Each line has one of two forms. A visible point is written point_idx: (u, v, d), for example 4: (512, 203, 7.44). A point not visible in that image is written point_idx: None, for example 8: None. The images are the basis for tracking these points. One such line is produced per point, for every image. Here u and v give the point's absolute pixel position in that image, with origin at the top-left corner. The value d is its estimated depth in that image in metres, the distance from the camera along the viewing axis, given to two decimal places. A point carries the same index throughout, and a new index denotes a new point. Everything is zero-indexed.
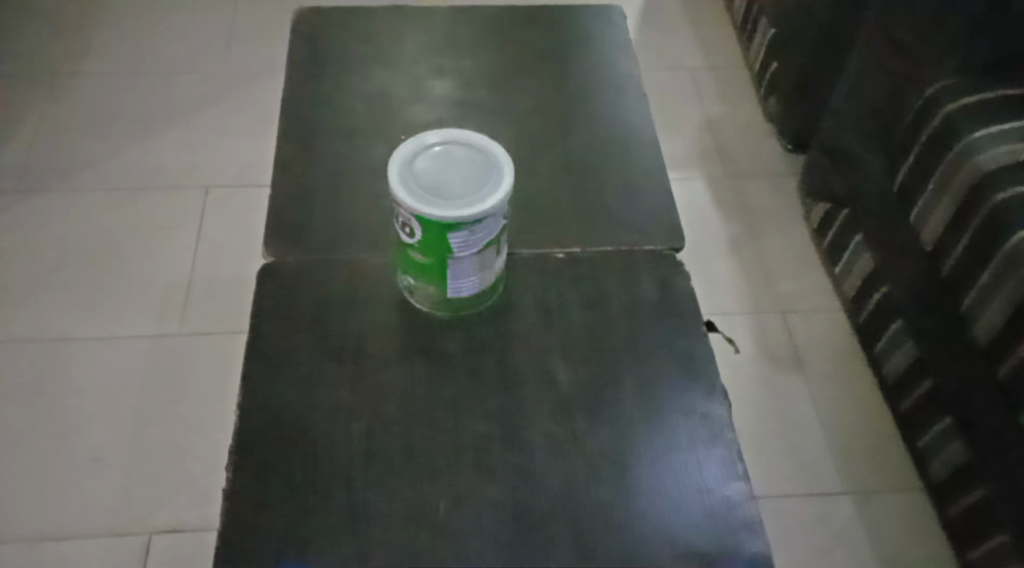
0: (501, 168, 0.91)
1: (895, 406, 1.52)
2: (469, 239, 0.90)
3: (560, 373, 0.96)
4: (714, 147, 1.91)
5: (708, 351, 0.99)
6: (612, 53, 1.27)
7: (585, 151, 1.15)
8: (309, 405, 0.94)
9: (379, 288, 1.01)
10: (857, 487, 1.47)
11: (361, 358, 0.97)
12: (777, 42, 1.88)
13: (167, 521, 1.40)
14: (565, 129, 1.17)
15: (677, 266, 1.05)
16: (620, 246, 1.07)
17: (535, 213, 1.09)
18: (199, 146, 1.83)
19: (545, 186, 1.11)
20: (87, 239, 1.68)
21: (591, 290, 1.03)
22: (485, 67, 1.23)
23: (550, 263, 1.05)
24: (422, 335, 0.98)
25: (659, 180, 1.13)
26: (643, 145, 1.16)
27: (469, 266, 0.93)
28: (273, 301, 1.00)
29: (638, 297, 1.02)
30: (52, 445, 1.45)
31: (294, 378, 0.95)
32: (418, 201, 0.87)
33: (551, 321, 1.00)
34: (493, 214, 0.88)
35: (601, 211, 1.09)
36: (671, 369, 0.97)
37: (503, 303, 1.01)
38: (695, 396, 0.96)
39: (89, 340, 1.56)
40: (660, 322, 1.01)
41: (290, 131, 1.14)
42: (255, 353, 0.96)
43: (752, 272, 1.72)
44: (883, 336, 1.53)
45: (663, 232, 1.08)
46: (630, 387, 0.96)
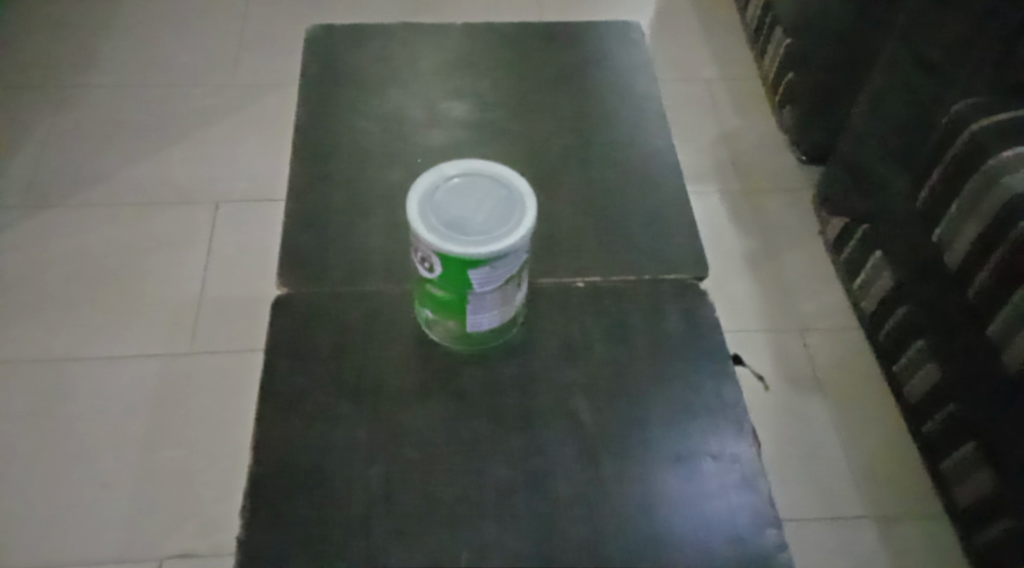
0: (523, 203, 0.88)
1: (916, 428, 1.49)
2: (491, 275, 0.87)
3: (583, 411, 0.94)
4: (731, 161, 1.88)
5: (737, 389, 0.96)
6: (632, 73, 1.24)
7: (606, 175, 1.12)
8: (323, 446, 0.91)
9: (396, 321, 0.99)
10: (879, 513, 1.45)
11: (377, 394, 0.94)
12: (795, 53, 1.84)
13: (179, 549, 1.38)
14: (585, 152, 1.15)
15: (701, 297, 1.03)
16: (642, 277, 1.04)
17: (555, 242, 1.06)
18: (208, 160, 1.81)
19: (564, 213, 1.09)
20: (96, 256, 1.66)
21: (614, 323, 1.00)
22: (503, 88, 1.21)
23: (571, 295, 1.02)
24: (439, 369, 0.95)
25: (681, 206, 1.10)
26: (666, 170, 1.13)
27: (490, 301, 0.90)
28: (288, 335, 0.97)
29: (662, 330, 1.00)
30: (61, 469, 1.43)
31: (308, 416, 0.92)
32: (438, 238, 0.85)
33: (574, 356, 0.97)
34: (515, 251, 0.86)
35: (624, 239, 1.07)
36: (699, 407, 0.95)
37: (522, 335, 0.98)
38: (725, 437, 0.93)
39: (99, 361, 1.54)
40: (684, 357, 0.98)
41: (303, 157, 1.12)
42: (267, 388, 0.94)
43: (770, 291, 1.69)
44: (904, 357, 1.50)
45: (687, 261, 1.05)
46: (655, 426, 0.93)
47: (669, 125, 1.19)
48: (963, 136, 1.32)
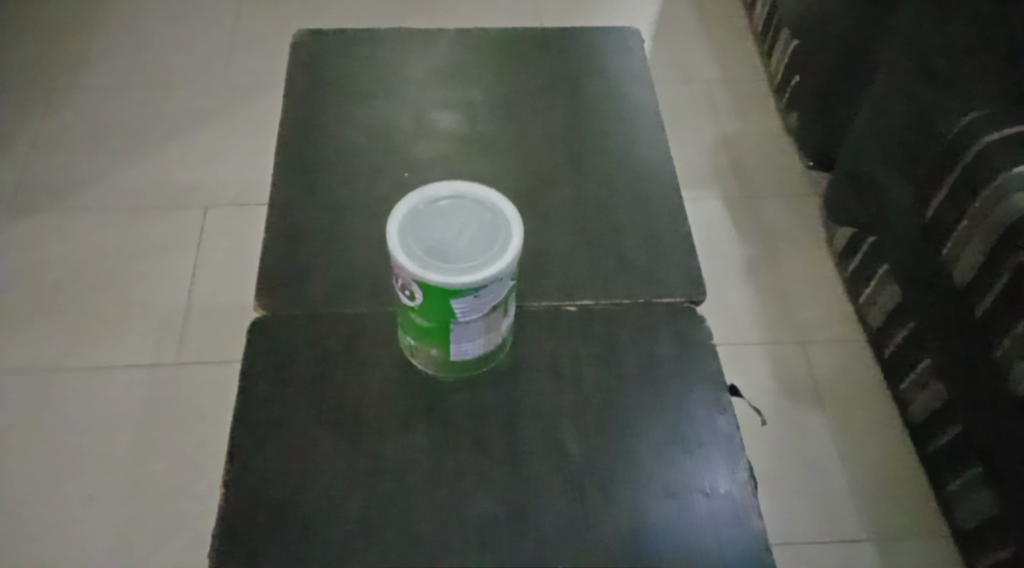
0: (508, 228, 0.84)
1: (921, 446, 1.45)
2: (475, 304, 0.83)
3: (571, 443, 0.90)
4: (732, 165, 1.84)
5: (731, 421, 0.92)
6: (629, 82, 1.20)
7: (600, 191, 1.08)
8: (299, 479, 0.87)
9: (378, 345, 0.95)
10: (880, 535, 1.41)
11: (357, 424, 0.90)
12: (800, 54, 1.79)
13: (162, 565, 1.34)
14: (578, 165, 1.10)
15: (697, 321, 0.99)
16: (635, 299, 1.00)
17: (546, 260, 1.02)
18: (198, 163, 1.77)
19: (555, 230, 1.05)
20: (83, 262, 1.63)
21: (605, 348, 0.96)
22: (494, 97, 1.17)
23: (561, 317, 0.98)
24: (422, 398, 0.92)
25: (678, 224, 1.06)
26: (662, 184, 1.09)
27: (474, 330, 0.86)
28: (266, 359, 0.94)
29: (656, 356, 0.96)
30: (44, 482, 1.40)
31: (284, 446, 0.89)
32: (419, 266, 0.81)
33: (563, 383, 0.93)
34: (499, 279, 0.82)
35: (617, 258, 1.03)
36: (692, 439, 0.91)
37: (509, 360, 0.95)
38: (719, 471, 0.89)
39: (83, 370, 1.51)
40: (676, 385, 0.94)
41: (286, 170, 1.08)
42: (243, 416, 0.90)
43: (771, 301, 1.64)
44: (911, 372, 1.46)
45: (683, 282, 1.01)
46: (646, 459, 0.89)
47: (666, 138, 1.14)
48: (972, 150, 1.28)
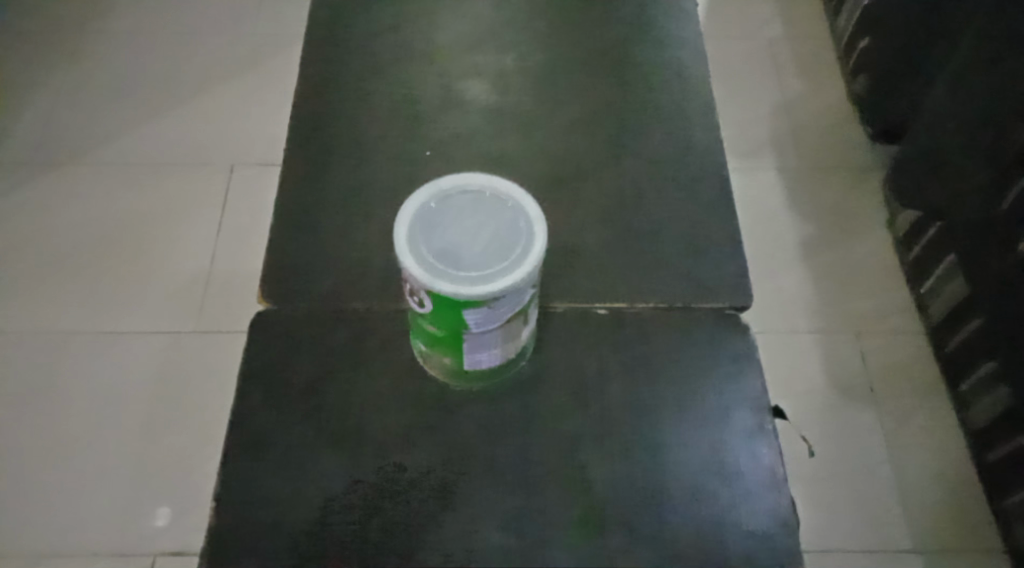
0: (530, 229, 0.75)
1: (980, 453, 1.35)
2: (490, 315, 0.75)
3: (594, 470, 0.82)
4: (791, 134, 1.70)
5: (775, 451, 0.84)
6: (680, 53, 1.08)
7: (640, 178, 0.98)
8: (294, 495, 0.81)
9: (387, 347, 0.87)
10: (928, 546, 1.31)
11: (361, 437, 0.83)
12: (870, 15, 1.64)
13: (174, 543, 1.30)
14: (617, 149, 1.00)
15: (741, 331, 0.89)
16: (673, 304, 0.91)
17: (575, 255, 0.93)
18: (224, 119, 1.70)
19: (587, 221, 0.95)
20: (103, 221, 1.57)
21: (636, 360, 0.87)
22: (528, 66, 1.06)
23: (590, 321, 0.89)
24: (432, 409, 0.84)
25: (724, 219, 0.96)
26: (709, 174, 0.99)
27: (489, 339, 0.78)
28: (265, 359, 0.87)
29: (692, 371, 0.87)
30: (57, 451, 1.36)
31: (280, 458, 0.82)
32: (429, 273, 0.73)
33: (586, 400, 0.85)
34: (518, 289, 0.73)
35: (653, 255, 0.93)
36: (730, 470, 0.83)
37: (530, 370, 0.86)
38: (758, 509, 0.81)
39: (100, 335, 1.46)
40: (713, 406, 0.85)
41: (297, 144, 0.99)
42: (237, 423, 0.84)
43: (825, 286, 1.52)
44: (973, 373, 1.36)
45: (728, 286, 0.92)
46: (677, 492, 0.82)
47: (717, 118, 1.03)
48: None
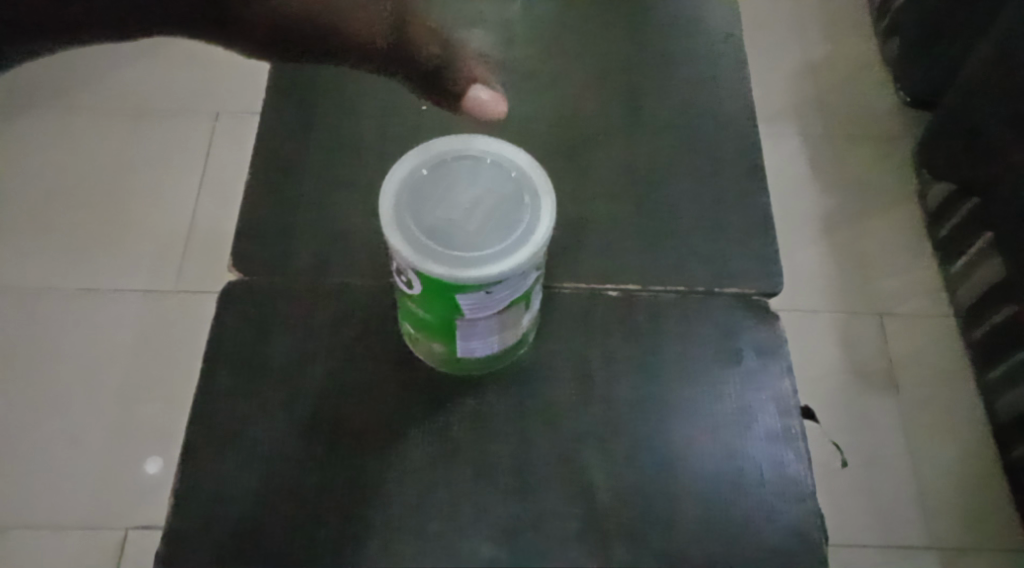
0: (536, 204, 0.68)
1: (1005, 450, 1.26)
2: (485, 301, 0.68)
3: (597, 479, 0.74)
4: (818, 95, 1.58)
5: (800, 460, 0.75)
6: (707, 5, 0.97)
7: (659, 144, 0.88)
8: (264, 497, 0.73)
9: (372, 332, 0.79)
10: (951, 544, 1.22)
11: (340, 431, 0.75)
12: None
13: (150, 517, 1.20)
14: (634, 110, 0.90)
15: (769, 318, 0.80)
16: (695, 289, 0.81)
17: (583, 230, 0.83)
18: (209, 60, 1.58)
19: (597, 192, 0.85)
20: (78, 170, 1.45)
21: (650, 350, 0.78)
22: (537, 15, 0.96)
23: (599, 304, 0.80)
24: (421, 400, 0.76)
25: (751, 191, 0.86)
26: (735, 140, 0.89)
27: (486, 327, 0.71)
28: (235, 341, 0.79)
29: (710, 366, 0.78)
30: (23, 417, 1.25)
31: (249, 454, 0.75)
32: (419, 254, 0.66)
33: (592, 397, 0.77)
34: (519, 273, 0.66)
35: (670, 233, 0.83)
36: (750, 480, 0.74)
37: (529, 358, 0.78)
38: (782, 525, 0.73)
39: (72, 292, 1.35)
40: (734, 407, 0.76)
41: (279, 96, 0.89)
42: (201, 413, 0.76)
43: (847, 262, 1.41)
44: (1006, 364, 1.26)
45: (755, 270, 0.82)
46: (689, 506, 0.73)
47: (748, 79, 0.93)
48: None
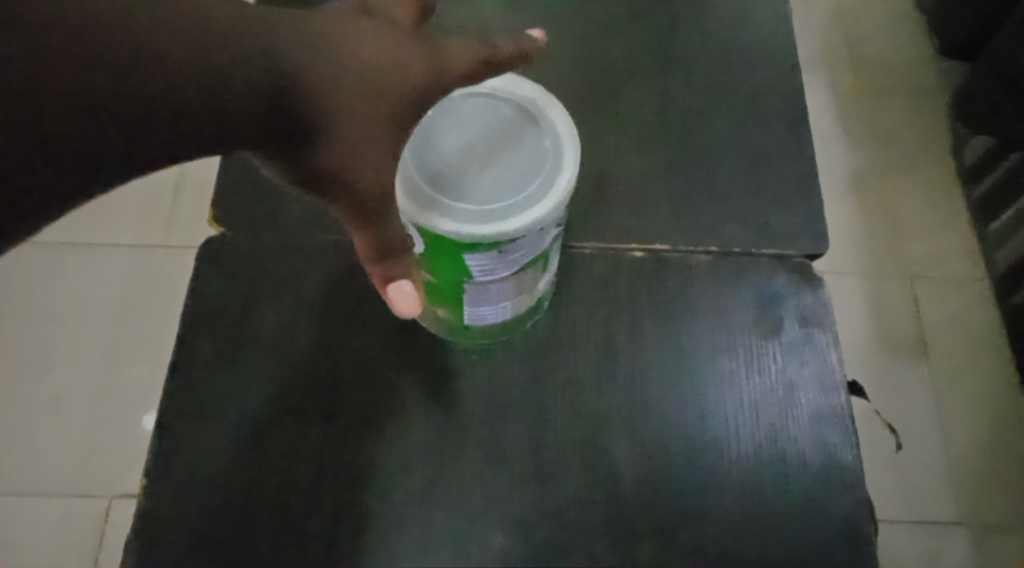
0: (558, 150, 0.60)
1: None
2: (498, 262, 0.61)
3: (622, 463, 0.69)
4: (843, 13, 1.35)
5: (849, 444, 0.69)
6: None
7: (689, 90, 0.82)
8: (251, 478, 0.68)
9: (374, 296, 0.74)
10: (999, 529, 1.01)
11: (339, 404, 0.70)
12: None
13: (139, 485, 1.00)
14: (664, 52, 0.84)
15: (811, 283, 0.74)
16: (729, 251, 0.75)
17: (601, 187, 0.78)
18: None
19: (616, 145, 0.80)
20: None
21: (679, 318, 0.73)
22: None
23: (621, 267, 0.75)
24: (425, 371, 0.71)
25: (789, 140, 0.80)
26: (763, 90, 0.82)
27: (498, 292, 0.64)
28: (224, 304, 0.73)
29: (746, 337, 0.72)
30: None
31: (234, 429, 0.69)
32: (423, 207, 0.58)
33: (615, 367, 0.71)
34: (538, 231, 0.59)
35: (695, 189, 0.78)
36: (794, 463, 0.69)
37: (545, 326, 0.73)
38: (830, 511, 0.67)
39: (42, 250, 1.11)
40: (776, 383, 0.71)
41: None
42: (181, 385, 0.70)
43: None
44: None
45: (796, 229, 0.77)
46: (726, 493, 0.68)
47: (787, 21, 0.87)
48: None
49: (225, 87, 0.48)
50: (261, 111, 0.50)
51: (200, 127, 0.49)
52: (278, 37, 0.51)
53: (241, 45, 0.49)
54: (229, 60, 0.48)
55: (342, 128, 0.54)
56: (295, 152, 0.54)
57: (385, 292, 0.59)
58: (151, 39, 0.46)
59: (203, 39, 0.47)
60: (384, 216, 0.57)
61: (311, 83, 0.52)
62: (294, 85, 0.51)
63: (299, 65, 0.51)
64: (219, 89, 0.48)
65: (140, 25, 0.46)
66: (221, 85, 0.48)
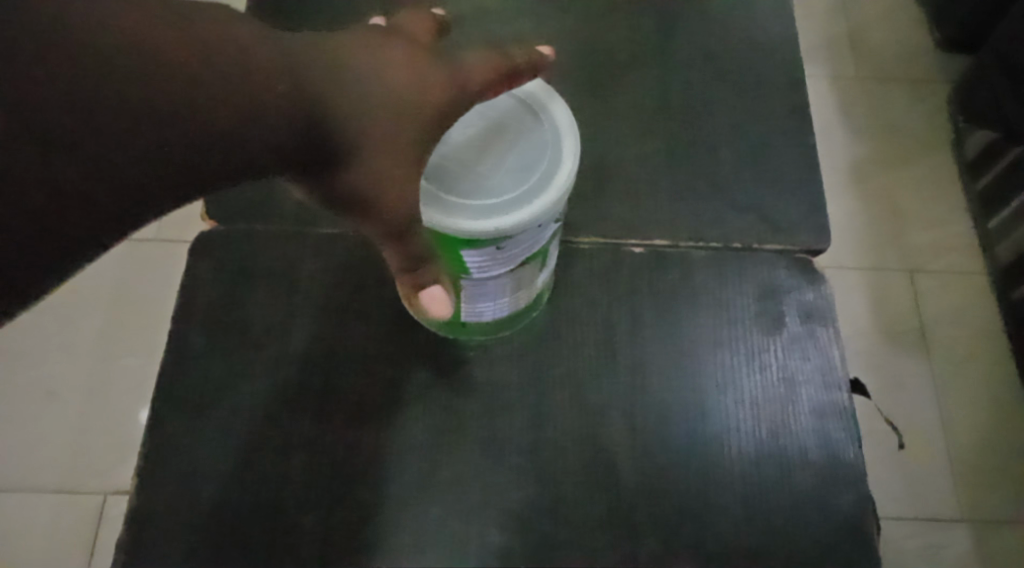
0: (558, 143, 0.59)
1: None
2: (496, 257, 0.60)
3: (621, 459, 0.68)
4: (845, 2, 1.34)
5: (852, 442, 0.68)
6: None
7: (690, 80, 0.81)
8: (245, 475, 0.67)
9: (369, 290, 0.73)
10: (997, 524, 1.00)
11: (334, 399, 0.69)
12: None
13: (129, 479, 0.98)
14: (664, 41, 0.83)
15: (813, 277, 0.73)
16: (730, 245, 0.75)
17: (602, 179, 0.77)
18: None
19: (616, 135, 0.79)
20: None
21: (678, 313, 0.72)
22: None
23: (621, 261, 0.74)
24: (421, 366, 0.70)
25: (792, 130, 0.79)
26: (766, 80, 0.82)
27: (496, 288, 0.63)
28: (218, 298, 0.72)
29: (747, 333, 0.71)
30: None
31: (227, 424, 0.68)
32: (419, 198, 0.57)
33: (615, 363, 0.70)
34: (537, 225, 0.58)
35: (696, 181, 0.77)
36: (796, 460, 0.68)
37: (544, 321, 0.72)
38: (833, 511, 0.66)
39: None
40: (778, 380, 0.70)
41: (277, 21, 0.82)
42: (174, 378, 0.69)
43: None
44: None
45: (798, 222, 0.76)
46: (727, 491, 0.67)
47: (789, 9, 0.86)
48: None
49: (239, 129, 0.48)
50: (274, 149, 0.50)
51: (222, 165, 0.49)
52: (305, 73, 0.51)
53: (273, 85, 0.49)
54: (261, 88, 0.49)
55: (372, 155, 0.53)
56: (321, 179, 0.54)
57: (418, 296, 0.60)
58: (168, 80, 0.45)
59: (222, 81, 0.47)
60: (414, 235, 0.56)
61: (333, 123, 0.52)
62: (320, 123, 0.52)
63: (325, 101, 0.52)
64: (231, 132, 0.48)
65: (181, 58, 0.46)
66: (236, 126, 0.48)
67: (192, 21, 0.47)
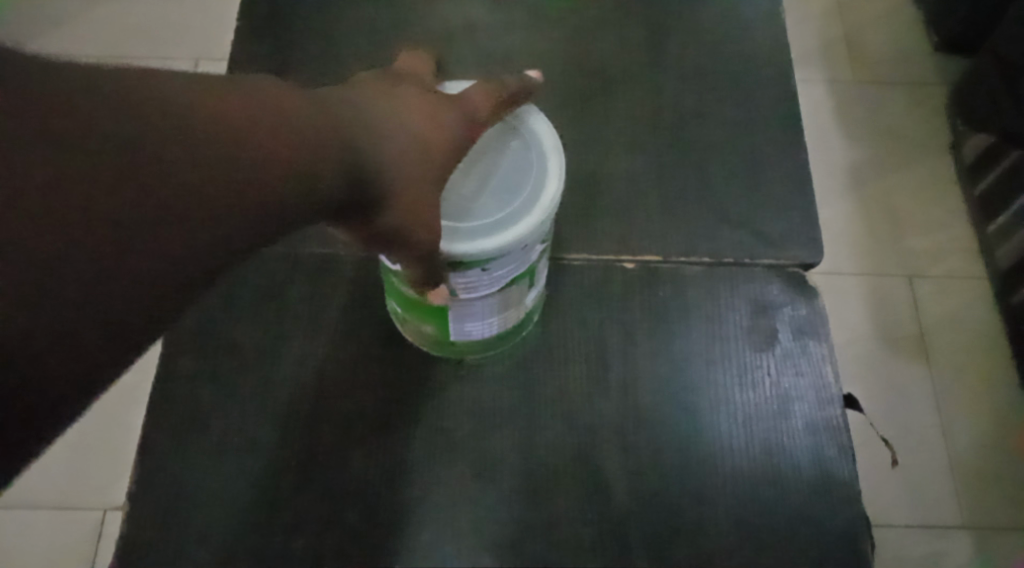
0: (543, 164, 0.59)
1: None
2: (481, 279, 0.59)
3: (614, 479, 0.67)
4: (841, 6, 1.33)
5: (846, 459, 0.68)
6: None
7: (682, 92, 0.81)
8: (234, 500, 0.66)
9: (359, 309, 0.73)
10: (997, 532, 0.99)
11: (325, 422, 0.69)
12: None
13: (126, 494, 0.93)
14: (655, 54, 0.83)
15: (805, 292, 0.73)
16: (722, 260, 0.74)
17: (592, 195, 0.77)
18: None
19: (607, 150, 0.79)
20: None
21: (670, 330, 0.72)
22: None
23: (612, 277, 0.74)
24: (412, 387, 0.70)
25: (784, 142, 0.79)
26: (757, 93, 0.81)
27: (484, 308, 0.63)
28: (209, 320, 0.72)
29: (740, 350, 0.71)
30: None
31: (217, 450, 0.68)
32: None
33: (606, 382, 0.70)
34: (522, 247, 0.58)
35: (687, 196, 0.77)
36: (789, 478, 0.67)
37: (535, 339, 0.72)
38: (826, 529, 0.66)
39: None
40: (772, 396, 0.70)
41: (267, 41, 0.82)
42: (164, 403, 0.69)
43: None
44: None
45: (790, 236, 0.75)
46: (721, 511, 0.66)
47: (780, 21, 0.85)
48: None
49: (241, 209, 0.46)
50: (279, 223, 0.48)
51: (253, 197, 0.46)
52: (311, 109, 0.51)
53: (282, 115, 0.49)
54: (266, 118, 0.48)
55: None
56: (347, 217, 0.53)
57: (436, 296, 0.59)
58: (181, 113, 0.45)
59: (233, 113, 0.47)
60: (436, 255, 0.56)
61: (337, 184, 0.51)
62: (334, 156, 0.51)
63: (338, 140, 0.51)
64: (233, 212, 0.46)
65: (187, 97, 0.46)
66: (244, 203, 0.46)
67: (188, 92, 0.46)
